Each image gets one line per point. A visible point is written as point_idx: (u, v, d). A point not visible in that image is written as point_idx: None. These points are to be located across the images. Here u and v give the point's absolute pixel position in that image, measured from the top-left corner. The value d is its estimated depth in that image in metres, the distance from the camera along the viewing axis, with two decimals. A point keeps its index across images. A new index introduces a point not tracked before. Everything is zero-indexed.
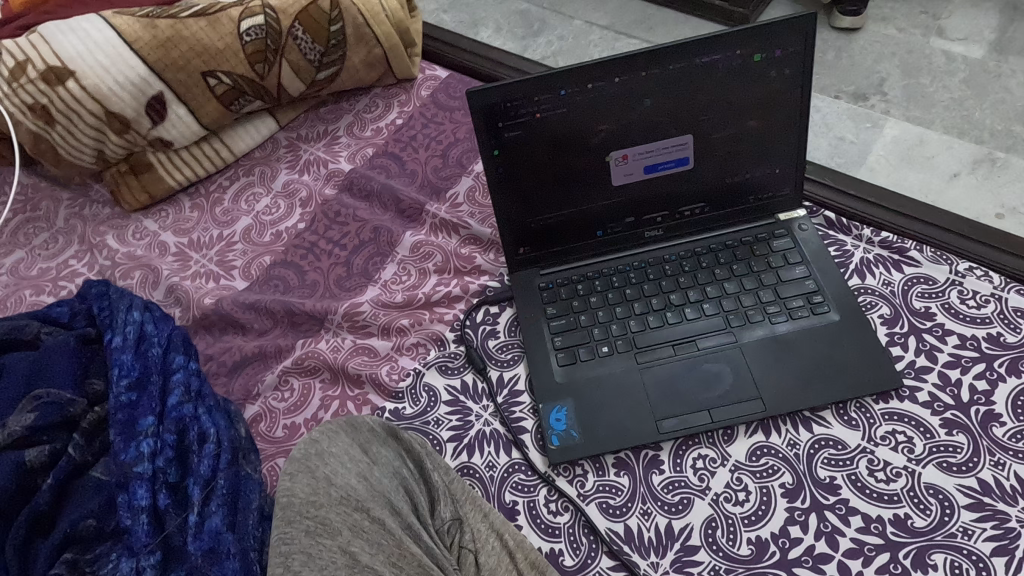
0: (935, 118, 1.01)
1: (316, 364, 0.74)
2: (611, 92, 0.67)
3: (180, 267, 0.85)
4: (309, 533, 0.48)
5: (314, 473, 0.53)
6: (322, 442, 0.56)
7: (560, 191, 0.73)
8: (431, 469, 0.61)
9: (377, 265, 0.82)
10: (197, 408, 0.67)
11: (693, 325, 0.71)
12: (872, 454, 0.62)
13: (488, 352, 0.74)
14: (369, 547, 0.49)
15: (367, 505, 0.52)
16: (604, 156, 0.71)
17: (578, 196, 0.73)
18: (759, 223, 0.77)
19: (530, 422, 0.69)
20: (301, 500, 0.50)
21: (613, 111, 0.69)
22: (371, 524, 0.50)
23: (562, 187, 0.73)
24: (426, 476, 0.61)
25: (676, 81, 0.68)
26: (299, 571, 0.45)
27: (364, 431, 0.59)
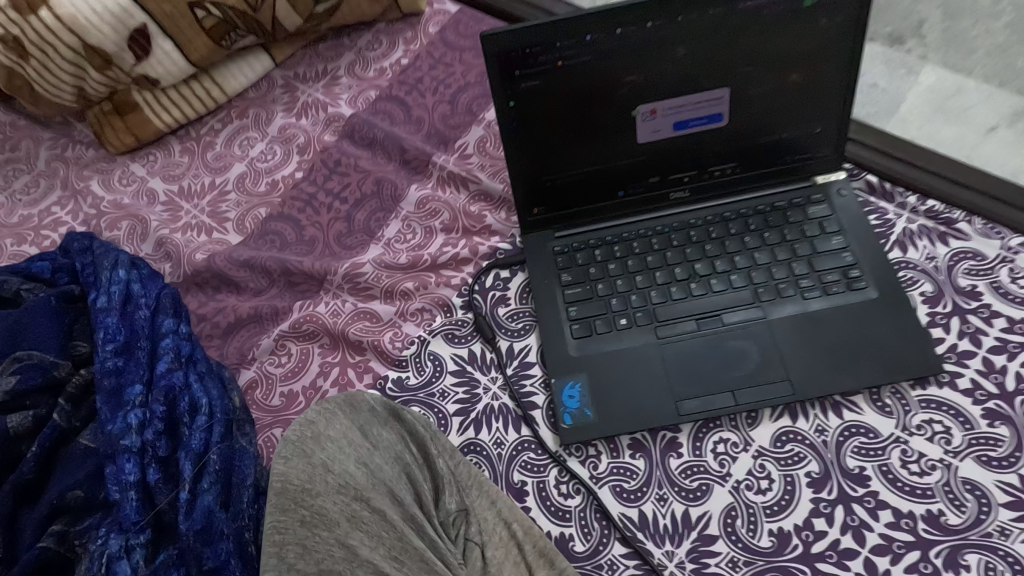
0: (976, 65, 0.92)
1: (315, 328, 0.70)
2: (642, 39, 0.60)
3: (170, 218, 0.79)
4: (304, 523, 0.44)
5: (309, 458, 0.49)
6: (318, 424, 0.52)
7: (579, 148, 0.67)
8: (436, 455, 0.58)
9: (380, 221, 0.77)
10: (188, 376, 0.63)
11: (718, 298, 0.66)
12: (905, 444, 0.58)
13: (498, 320, 0.69)
14: (366, 539, 0.45)
15: (366, 494, 0.48)
16: (630, 110, 0.65)
17: (599, 153, 0.67)
18: (793, 186, 0.71)
19: (541, 397, 0.65)
20: (296, 487, 0.46)
21: (643, 61, 0.62)
22: (370, 514, 0.47)
23: (582, 144, 0.66)
24: (430, 462, 0.58)
25: (715, 29, 0.60)
26: (294, 564, 0.41)
27: (364, 412, 0.56)
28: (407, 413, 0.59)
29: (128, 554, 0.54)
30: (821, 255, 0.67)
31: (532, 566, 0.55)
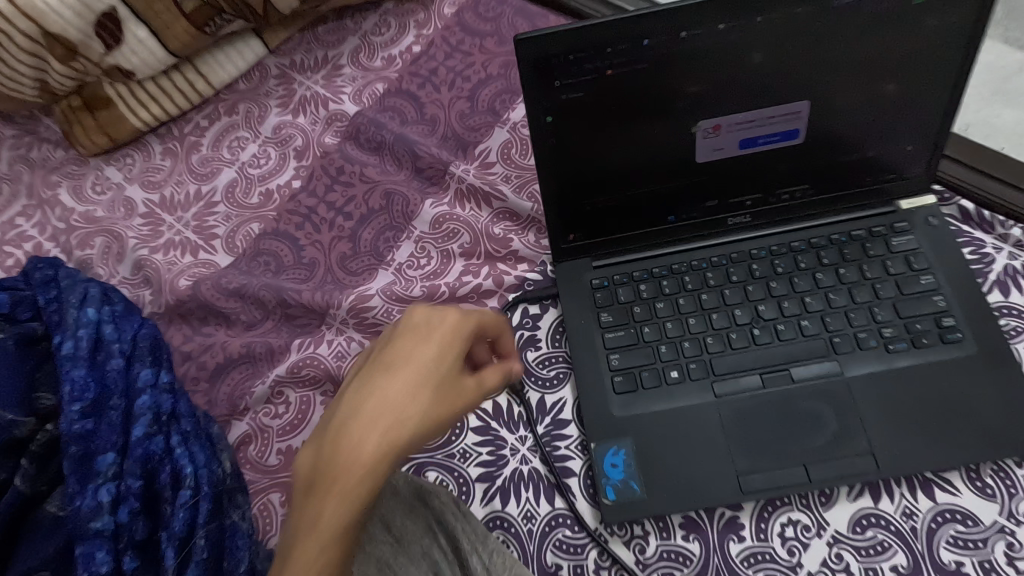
0: None
1: (316, 374, 0.61)
2: (711, 43, 0.49)
3: (150, 234, 0.69)
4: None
5: None
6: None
7: (626, 168, 0.56)
8: (468, 551, 0.51)
9: (389, 242, 0.67)
10: (169, 440, 0.54)
11: (787, 349, 0.56)
12: (1011, 536, 0.50)
13: (526, 367, 0.60)
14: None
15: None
16: (690, 126, 0.54)
17: (649, 173, 0.57)
18: (873, 210, 0.60)
19: (578, 462, 0.56)
20: None
21: (709, 68, 0.50)
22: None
23: (629, 163, 0.56)
24: (463, 559, 0.51)
25: (800, 30, 0.49)
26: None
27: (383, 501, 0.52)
28: (435, 498, 0.53)
29: None
30: (909, 299, 0.57)
31: None
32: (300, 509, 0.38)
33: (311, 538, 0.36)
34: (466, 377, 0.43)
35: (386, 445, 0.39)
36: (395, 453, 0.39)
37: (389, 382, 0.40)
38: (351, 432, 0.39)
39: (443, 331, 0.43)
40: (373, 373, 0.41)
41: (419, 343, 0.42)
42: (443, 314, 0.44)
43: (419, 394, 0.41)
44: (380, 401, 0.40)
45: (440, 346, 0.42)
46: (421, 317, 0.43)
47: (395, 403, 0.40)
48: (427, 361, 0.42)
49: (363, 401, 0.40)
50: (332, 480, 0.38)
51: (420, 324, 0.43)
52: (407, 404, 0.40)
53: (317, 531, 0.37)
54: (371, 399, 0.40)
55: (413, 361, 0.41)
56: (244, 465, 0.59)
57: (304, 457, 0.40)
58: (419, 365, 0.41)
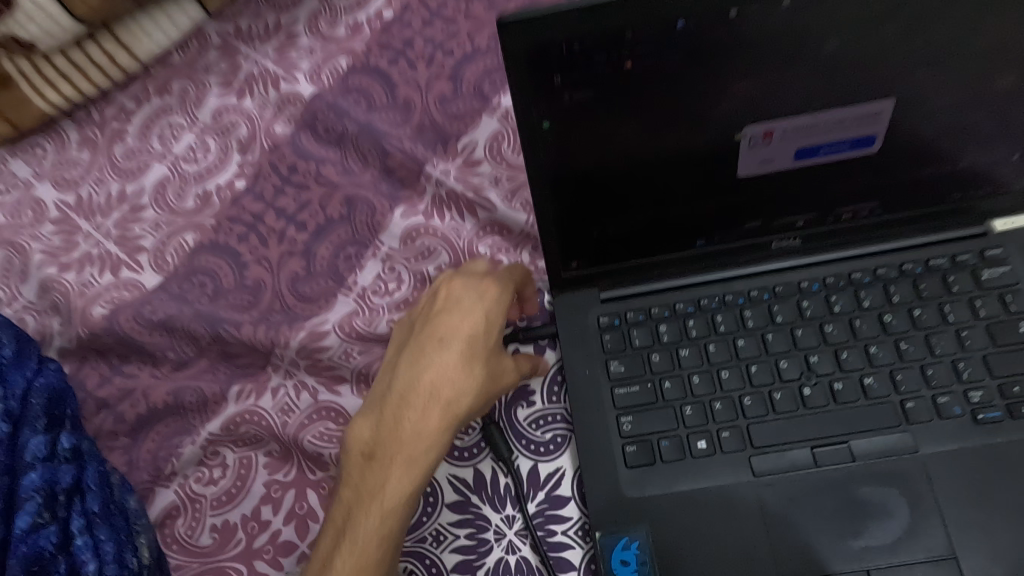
0: None
1: (258, 432, 0.49)
2: (769, 24, 0.35)
3: (61, 245, 0.57)
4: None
5: None
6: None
7: (646, 184, 0.43)
8: None
9: (352, 260, 0.54)
10: (66, 529, 0.43)
11: (846, 414, 0.44)
12: None
13: (516, 427, 0.49)
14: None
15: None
16: (732, 134, 0.41)
17: (676, 191, 0.44)
18: (957, 233, 0.48)
19: (579, 552, 0.45)
20: None
21: (765, 57, 0.37)
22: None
23: (651, 178, 0.43)
24: None
25: (892, 8, 0.36)
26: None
27: None
28: None
29: None
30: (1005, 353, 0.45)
31: None
32: (365, 461, 0.44)
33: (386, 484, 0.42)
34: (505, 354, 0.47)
35: (445, 409, 0.43)
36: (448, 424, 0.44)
37: (443, 357, 0.45)
38: (417, 398, 0.44)
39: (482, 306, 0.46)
40: (424, 350, 0.45)
41: (468, 317, 0.46)
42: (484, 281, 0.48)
43: (472, 366, 0.44)
44: (438, 370, 0.44)
45: (483, 325, 0.46)
46: (463, 291, 0.47)
47: (449, 378, 0.44)
48: (470, 335, 0.45)
49: (421, 371, 0.45)
50: (398, 442, 0.43)
51: (467, 298, 0.47)
52: (458, 384, 0.44)
53: (391, 477, 0.42)
54: (429, 366, 0.45)
55: (461, 333, 0.45)
56: (169, 545, 0.48)
57: (363, 422, 0.45)
58: (465, 341, 0.45)
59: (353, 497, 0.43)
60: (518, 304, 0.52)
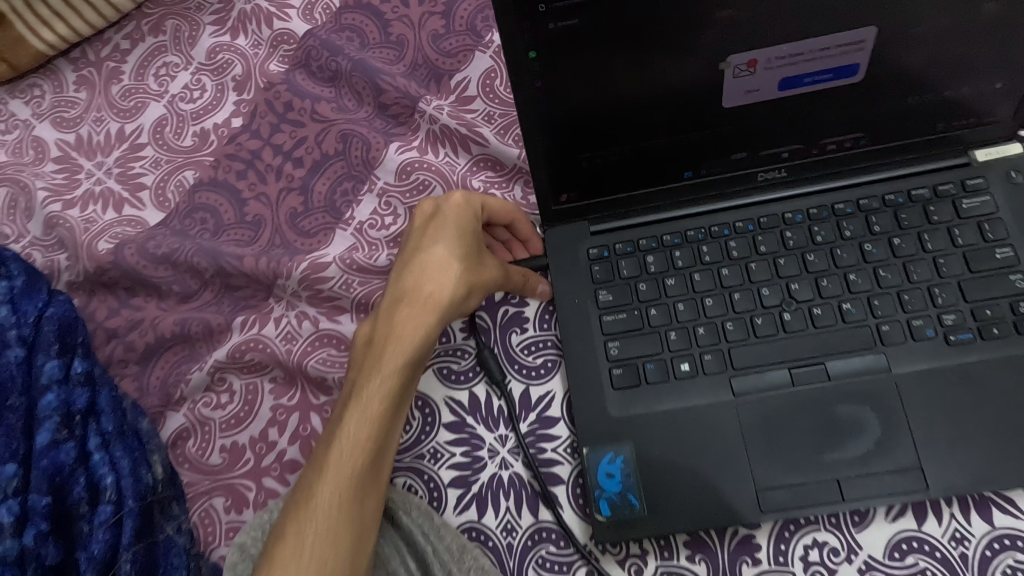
0: None
1: (263, 359, 0.52)
2: None
3: (64, 183, 0.58)
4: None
5: None
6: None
7: (633, 113, 0.44)
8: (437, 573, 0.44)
9: (349, 195, 0.56)
10: (83, 445, 0.46)
11: (823, 338, 0.47)
12: None
13: (508, 353, 0.51)
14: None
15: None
16: (718, 62, 0.42)
17: (664, 121, 0.45)
18: (941, 163, 0.49)
19: (568, 468, 0.48)
20: None
21: None
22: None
23: (640, 107, 0.44)
24: None
25: None
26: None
27: None
28: (403, 515, 0.46)
29: None
30: (979, 279, 0.46)
31: None
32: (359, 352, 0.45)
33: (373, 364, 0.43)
34: (485, 256, 0.47)
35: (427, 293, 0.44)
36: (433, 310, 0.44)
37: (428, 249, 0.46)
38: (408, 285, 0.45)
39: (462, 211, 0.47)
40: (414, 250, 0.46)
41: (450, 220, 0.47)
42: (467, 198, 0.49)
43: (453, 254, 0.45)
44: (422, 261, 0.45)
45: (462, 225, 0.47)
46: (447, 201, 0.48)
47: (434, 267, 0.45)
48: (452, 234, 0.46)
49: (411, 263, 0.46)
50: (386, 324, 0.44)
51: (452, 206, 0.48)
52: (440, 269, 0.44)
53: (377, 358, 0.43)
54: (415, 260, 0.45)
55: (444, 234, 0.46)
56: (181, 463, 0.51)
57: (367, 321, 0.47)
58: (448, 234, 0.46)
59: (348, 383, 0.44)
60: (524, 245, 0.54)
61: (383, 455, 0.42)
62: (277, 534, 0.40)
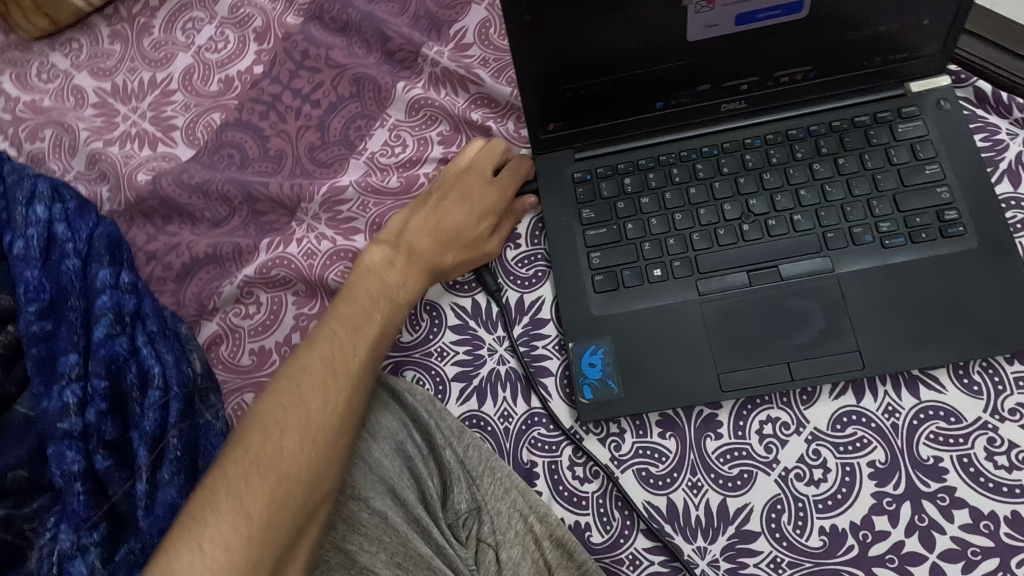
0: None
1: (287, 274, 0.58)
2: None
3: (103, 125, 0.65)
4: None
5: None
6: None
7: (609, 46, 0.51)
8: (442, 446, 0.51)
9: (360, 131, 0.63)
10: (134, 340, 0.53)
11: (776, 244, 0.54)
12: (993, 432, 0.49)
13: (506, 266, 0.58)
14: (366, 544, 0.46)
15: (365, 494, 0.47)
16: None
17: (637, 53, 0.51)
18: (881, 94, 0.56)
19: (556, 362, 0.55)
20: None
21: None
22: (369, 519, 0.46)
23: (615, 40, 0.50)
24: (437, 454, 0.51)
25: None
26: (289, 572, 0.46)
27: None
28: (409, 396, 0.53)
29: (82, 553, 0.46)
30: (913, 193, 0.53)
31: (552, 567, 0.48)
32: (348, 295, 0.52)
33: (385, 296, 0.53)
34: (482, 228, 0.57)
35: (438, 245, 0.56)
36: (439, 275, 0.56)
37: (439, 211, 0.57)
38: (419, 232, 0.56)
39: (475, 187, 0.57)
40: (430, 201, 0.58)
41: (456, 200, 0.57)
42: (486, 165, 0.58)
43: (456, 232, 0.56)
44: (438, 219, 0.56)
45: (468, 200, 0.57)
46: (466, 166, 0.58)
47: (444, 225, 0.56)
48: (462, 205, 0.57)
49: (426, 210, 0.57)
50: (393, 273, 0.54)
51: (471, 172, 0.58)
52: (439, 237, 0.56)
53: (400, 283, 0.54)
54: (434, 214, 0.57)
55: (446, 217, 0.56)
56: (215, 365, 0.57)
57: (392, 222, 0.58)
58: (457, 206, 0.57)
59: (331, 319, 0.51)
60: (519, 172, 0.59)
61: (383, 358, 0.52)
62: (287, 392, 0.46)
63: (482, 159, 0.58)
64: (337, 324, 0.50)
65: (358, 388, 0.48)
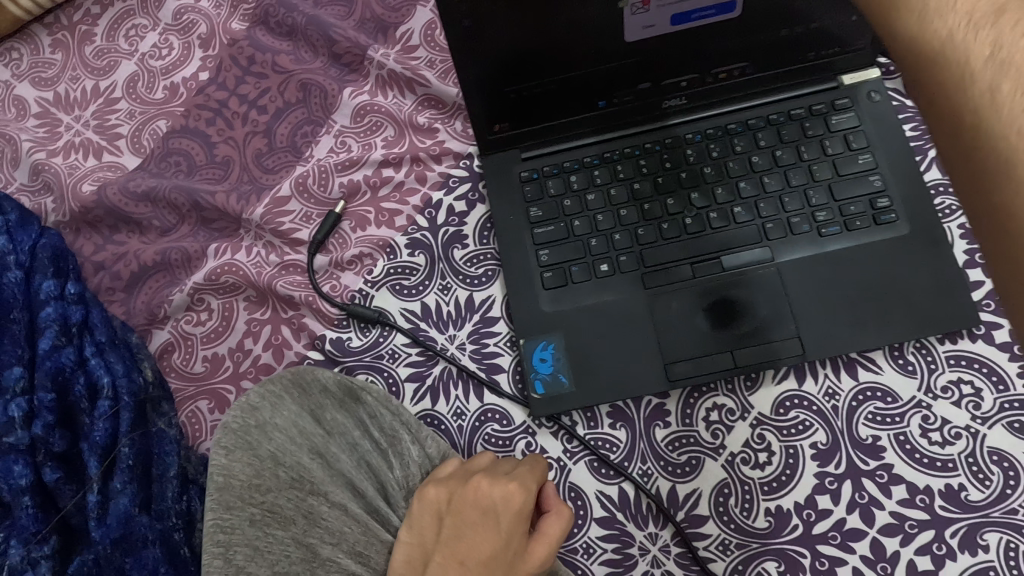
0: None
1: (237, 280, 0.58)
2: None
3: (46, 136, 0.64)
4: (255, 524, 0.44)
5: (257, 450, 0.47)
6: (263, 410, 0.49)
7: (551, 48, 0.51)
8: (409, 442, 0.51)
9: (308, 136, 0.63)
10: (82, 351, 0.52)
11: (717, 237, 0.55)
12: (927, 410, 0.51)
13: (454, 265, 0.58)
14: (327, 536, 0.45)
15: (325, 488, 0.47)
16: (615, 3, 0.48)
17: (577, 54, 0.52)
18: (816, 87, 0.57)
19: (508, 359, 0.56)
20: (242, 483, 0.45)
21: None
22: (329, 512, 0.46)
23: (554, 42, 0.50)
24: (401, 449, 0.51)
25: None
26: (244, 567, 0.42)
27: (316, 395, 0.51)
28: (367, 396, 0.52)
29: (32, 567, 0.45)
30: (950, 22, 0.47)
31: None
32: (452, 504, 0.46)
33: (454, 510, 0.45)
34: (451, 528, 0.45)
35: (415, 548, 0.45)
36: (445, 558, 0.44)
37: (468, 535, 0.44)
38: (471, 514, 0.45)
39: (507, 505, 0.45)
40: (462, 527, 0.45)
41: (482, 499, 0.45)
42: (509, 469, 0.47)
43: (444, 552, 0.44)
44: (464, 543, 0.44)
45: (483, 510, 0.45)
46: (482, 475, 0.47)
47: (496, 526, 0.44)
48: (493, 534, 0.44)
49: (454, 517, 0.45)
50: (461, 514, 0.45)
51: (477, 475, 0.47)
52: (469, 538, 0.44)
53: (441, 522, 0.46)
54: (477, 526, 0.44)
55: (471, 540, 0.44)
56: (168, 373, 0.57)
57: (423, 515, 0.46)
58: (459, 493, 0.46)
59: (455, 536, 0.44)
60: (500, 478, 0.46)
61: (447, 538, 0.45)
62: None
63: (511, 473, 0.47)
64: (414, 538, 0.46)
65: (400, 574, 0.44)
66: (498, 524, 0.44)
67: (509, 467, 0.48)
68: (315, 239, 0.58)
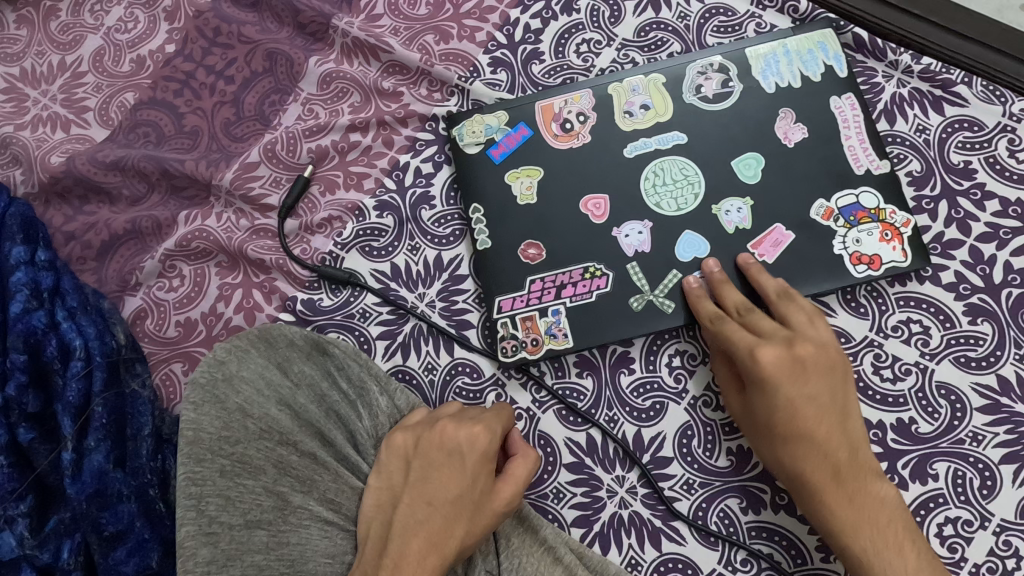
0: None
1: (207, 246, 0.59)
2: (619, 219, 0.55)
3: (14, 111, 0.65)
4: (224, 474, 0.45)
5: (224, 403, 0.48)
6: (229, 364, 0.50)
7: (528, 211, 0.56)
8: (376, 393, 0.52)
9: (275, 105, 0.64)
10: (54, 315, 0.52)
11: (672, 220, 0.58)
12: (879, 348, 0.53)
13: (422, 226, 0.59)
14: (298, 485, 0.47)
15: (295, 438, 0.48)
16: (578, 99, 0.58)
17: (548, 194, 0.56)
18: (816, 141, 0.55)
19: (476, 315, 0.57)
20: (211, 436, 0.46)
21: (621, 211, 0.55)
22: (299, 461, 0.47)
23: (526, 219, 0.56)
24: (369, 399, 0.52)
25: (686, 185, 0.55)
26: (215, 517, 0.43)
27: (282, 348, 0.52)
28: (333, 347, 0.53)
29: (9, 525, 0.46)
30: (858, 135, 0.55)
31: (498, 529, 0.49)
32: (419, 448, 0.48)
33: (421, 454, 0.47)
34: (419, 471, 0.47)
35: (386, 493, 0.47)
36: (414, 497, 0.46)
37: (436, 476, 0.47)
38: (437, 455, 0.47)
39: (472, 447, 0.47)
40: (429, 469, 0.47)
41: (449, 441, 0.47)
42: (475, 415, 0.50)
43: (413, 492, 0.46)
44: (432, 484, 0.46)
45: (449, 450, 0.47)
46: (448, 419, 0.49)
47: (463, 466, 0.47)
48: (460, 474, 0.47)
49: (421, 459, 0.47)
50: (427, 457, 0.47)
51: (442, 419, 0.49)
52: (437, 477, 0.46)
53: (409, 467, 0.48)
54: (444, 466, 0.47)
55: (441, 481, 0.46)
56: (141, 338, 0.58)
57: (391, 461, 0.48)
58: (425, 437, 0.48)
59: (422, 478, 0.47)
60: (466, 421, 0.49)
61: (416, 480, 0.47)
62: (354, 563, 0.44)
63: (476, 417, 0.49)
64: (385, 482, 0.48)
65: (375, 520, 0.46)
66: (465, 465, 0.47)
67: (475, 413, 0.50)
68: (285, 204, 0.59)
